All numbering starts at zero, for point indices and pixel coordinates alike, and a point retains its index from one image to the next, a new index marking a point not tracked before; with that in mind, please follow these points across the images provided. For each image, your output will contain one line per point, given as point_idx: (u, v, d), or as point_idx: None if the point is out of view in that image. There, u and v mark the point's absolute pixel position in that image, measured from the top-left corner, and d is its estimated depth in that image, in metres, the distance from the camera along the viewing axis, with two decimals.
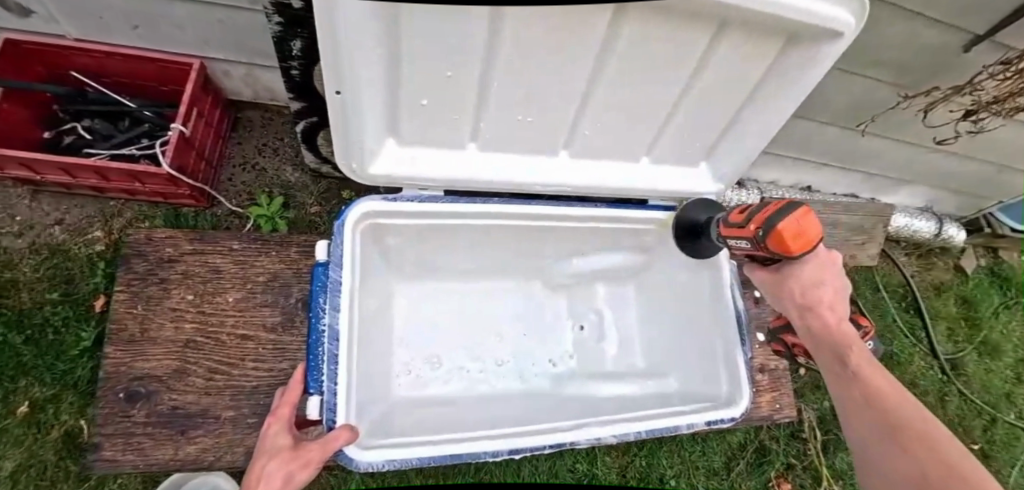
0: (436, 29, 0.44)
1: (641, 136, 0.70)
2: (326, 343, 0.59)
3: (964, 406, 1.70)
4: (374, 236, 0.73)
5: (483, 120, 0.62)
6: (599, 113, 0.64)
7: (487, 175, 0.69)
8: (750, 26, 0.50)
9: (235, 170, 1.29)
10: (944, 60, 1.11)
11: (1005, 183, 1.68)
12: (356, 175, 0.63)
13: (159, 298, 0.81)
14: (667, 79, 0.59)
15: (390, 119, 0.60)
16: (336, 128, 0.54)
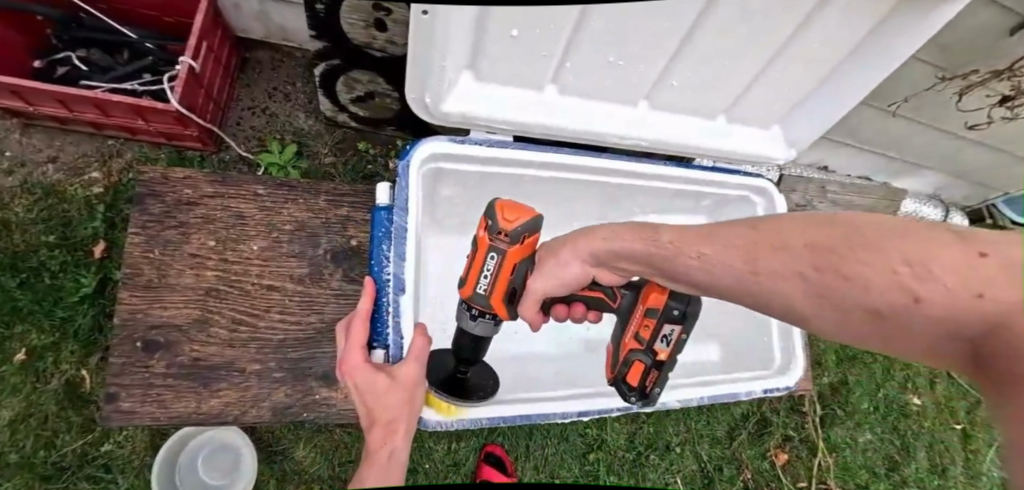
0: None
1: (721, 87, 0.70)
2: (390, 292, 0.56)
3: (952, 388, 1.77)
4: (428, 183, 0.69)
5: (570, 59, 0.59)
6: (701, 58, 0.62)
7: (561, 122, 0.67)
8: None
9: (245, 113, 1.21)
10: (990, 39, 1.09)
11: (1015, 173, 1.70)
12: (429, 111, 0.60)
13: (177, 243, 0.76)
14: (778, 19, 0.58)
15: (472, 51, 0.56)
16: (418, 52, 0.51)
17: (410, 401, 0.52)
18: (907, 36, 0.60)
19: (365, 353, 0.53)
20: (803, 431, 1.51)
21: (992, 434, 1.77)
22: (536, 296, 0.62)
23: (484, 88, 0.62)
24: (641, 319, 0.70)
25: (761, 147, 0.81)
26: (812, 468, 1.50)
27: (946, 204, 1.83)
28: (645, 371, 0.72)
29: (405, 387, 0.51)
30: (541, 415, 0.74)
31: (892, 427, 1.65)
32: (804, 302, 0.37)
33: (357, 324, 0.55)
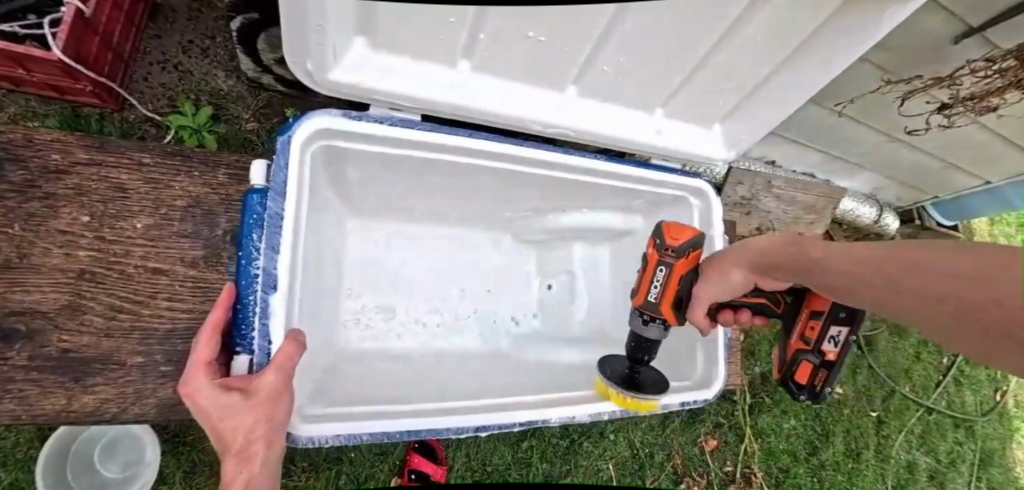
0: None
1: (655, 77, 0.65)
2: (259, 289, 0.53)
3: (871, 378, 1.90)
4: (326, 162, 0.62)
5: (481, 32, 0.52)
6: (636, 46, 0.58)
7: (475, 103, 0.61)
8: None
9: (154, 69, 1.06)
10: (933, 45, 1.10)
11: (943, 178, 1.81)
12: (319, 76, 0.53)
13: (42, 218, 0.65)
14: (714, 9, 0.53)
15: (362, 14, 0.48)
16: (288, 13, 0.42)
17: (271, 418, 0.47)
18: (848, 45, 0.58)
19: (211, 374, 0.48)
20: (733, 419, 1.58)
21: (901, 420, 1.93)
22: (705, 302, 0.65)
23: (384, 56, 0.55)
24: (806, 322, 0.75)
25: (696, 143, 0.80)
26: (739, 454, 1.57)
27: (881, 204, 1.92)
28: (813, 371, 0.77)
29: (260, 404, 0.46)
30: (429, 431, 0.62)
31: (815, 414, 1.75)
32: (924, 316, 0.35)
33: (203, 342, 0.49)
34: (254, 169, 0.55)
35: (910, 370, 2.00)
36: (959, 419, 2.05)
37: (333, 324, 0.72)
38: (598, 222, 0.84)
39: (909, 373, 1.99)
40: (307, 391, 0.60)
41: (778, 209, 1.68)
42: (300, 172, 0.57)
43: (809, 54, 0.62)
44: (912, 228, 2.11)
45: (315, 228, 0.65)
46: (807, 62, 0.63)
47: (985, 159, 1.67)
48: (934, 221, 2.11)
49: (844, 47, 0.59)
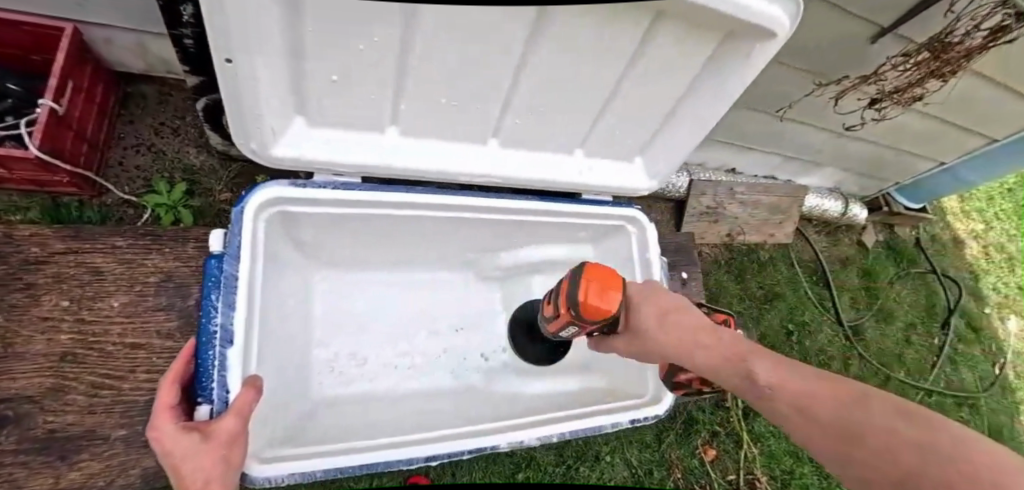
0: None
1: (574, 129, 0.63)
2: (218, 346, 0.53)
3: (864, 367, 1.93)
4: (277, 229, 0.65)
5: (403, 102, 0.53)
6: (565, 104, 0.57)
7: (395, 166, 0.59)
8: (689, 20, 0.46)
9: (128, 153, 1.14)
10: (851, 45, 1.19)
11: (899, 165, 1.90)
12: (259, 154, 0.53)
13: (24, 308, 0.69)
14: (615, 62, 0.51)
15: (295, 96, 0.49)
16: (227, 100, 0.44)
17: (227, 463, 0.47)
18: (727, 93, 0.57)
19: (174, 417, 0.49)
20: (729, 425, 1.59)
21: None
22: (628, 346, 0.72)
23: (321, 129, 0.56)
24: None
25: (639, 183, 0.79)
26: (739, 461, 1.57)
27: (845, 197, 2.00)
28: None
29: (219, 442, 0.47)
30: (384, 463, 0.62)
31: None
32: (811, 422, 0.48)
33: (166, 386, 0.51)
34: (212, 236, 0.56)
35: (901, 355, 2.03)
36: (960, 398, 2.07)
37: (305, 378, 0.75)
38: (555, 255, 0.88)
39: (901, 358, 2.02)
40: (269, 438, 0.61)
41: (743, 213, 1.76)
42: (253, 236, 0.59)
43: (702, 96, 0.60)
44: (881, 216, 2.19)
45: (279, 287, 0.70)
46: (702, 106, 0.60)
47: (934, 142, 1.74)
48: (903, 205, 2.17)
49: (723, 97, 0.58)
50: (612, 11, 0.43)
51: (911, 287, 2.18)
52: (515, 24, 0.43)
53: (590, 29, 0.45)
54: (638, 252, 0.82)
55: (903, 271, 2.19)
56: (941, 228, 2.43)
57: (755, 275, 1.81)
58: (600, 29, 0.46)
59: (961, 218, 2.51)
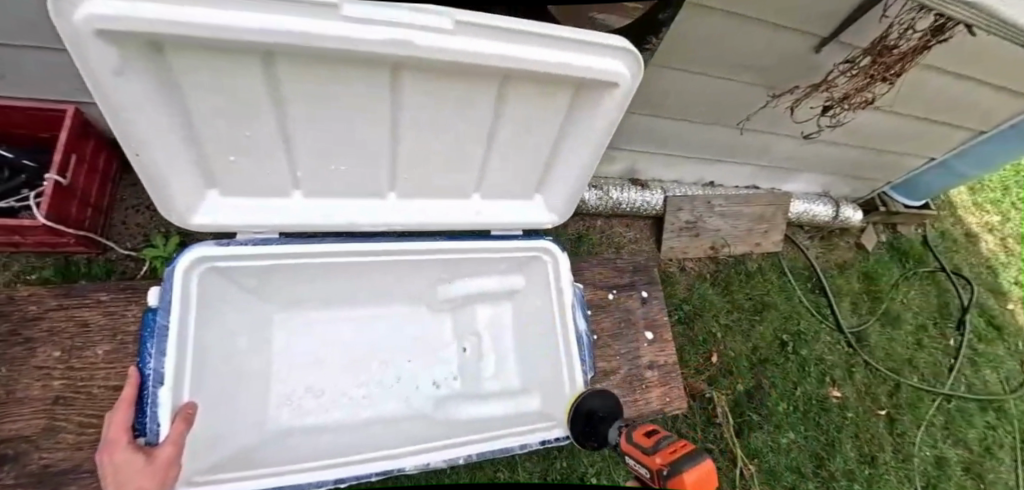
0: (219, 84, 0.47)
1: (460, 178, 0.66)
2: (150, 386, 0.60)
3: (871, 375, 1.86)
4: (214, 283, 0.72)
5: (299, 169, 0.60)
6: (453, 156, 0.62)
7: (295, 218, 0.65)
8: (528, 81, 0.53)
9: (129, 213, 1.29)
10: (795, 56, 1.21)
11: (886, 164, 1.86)
12: (183, 225, 0.61)
13: (23, 359, 0.80)
14: (477, 121, 0.57)
15: (206, 172, 0.57)
16: (148, 184, 0.52)
17: (164, 485, 0.54)
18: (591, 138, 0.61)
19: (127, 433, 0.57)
20: (722, 442, 1.57)
21: (917, 413, 1.85)
22: None
23: (238, 199, 0.64)
24: None
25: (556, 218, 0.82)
26: (735, 479, 1.54)
27: (835, 201, 1.97)
28: None
29: (157, 469, 0.54)
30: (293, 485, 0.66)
31: (814, 423, 1.71)
32: None
33: (118, 412, 0.58)
34: (151, 292, 0.64)
35: (913, 359, 1.95)
36: (984, 401, 1.95)
37: (259, 411, 0.83)
38: (484, 283, 0.92)
39: (913, 362, 1.94)
40: (203, 464, 0.67)
41: (724, 225, 1.76)
42: (183, 290, 0.66)
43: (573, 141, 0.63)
44: (880, 216, 2.13)
45: (229, 329, 0.78)
46: (575, 152, 0.64)
47: (916, 140, 1.71)
48: (899, 202, 2.13)
49: (589, 136, 0.61)
50: (445, 73, 0.50)
51: (919, 287, 2.10)
52: (372, 91, 0.50)
53: (438, 91, 0.52)
54: (553, 282, 0.85)
55: (910, 271, 2.11)
56: (952, 223, 2.34)
57: (744, 287, 1.79)
58: (450, 90, 0.52)
59: (972, 211, 2.42)
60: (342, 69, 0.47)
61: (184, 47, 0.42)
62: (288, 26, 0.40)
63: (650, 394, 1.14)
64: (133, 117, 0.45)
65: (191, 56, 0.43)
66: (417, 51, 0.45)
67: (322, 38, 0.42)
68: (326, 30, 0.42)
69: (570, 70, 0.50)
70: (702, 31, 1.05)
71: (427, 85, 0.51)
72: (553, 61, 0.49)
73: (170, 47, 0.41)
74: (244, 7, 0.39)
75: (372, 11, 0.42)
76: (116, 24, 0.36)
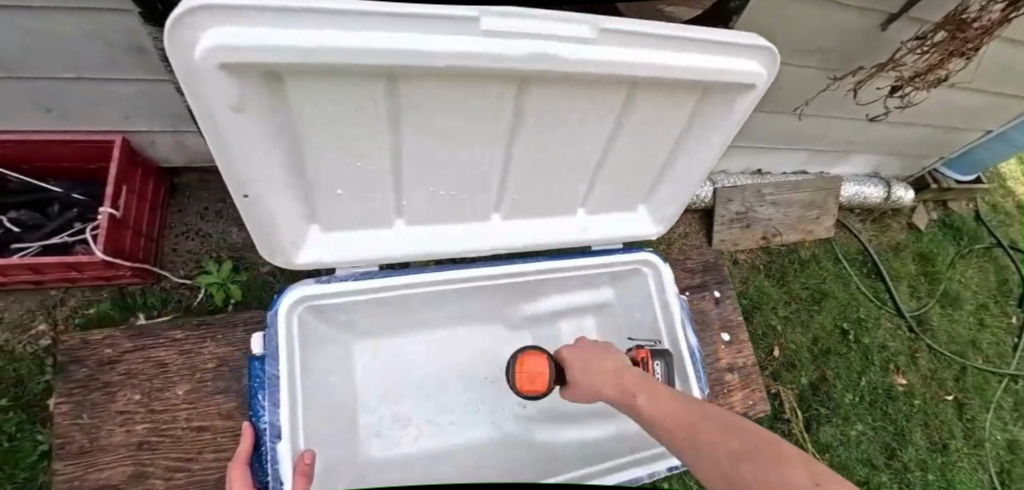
0: (332, 111, 0.42)
1: (570, 196, 0.63)
2: (268, 441, 0.59)
3: (935, 359, 1.78)
4: (309, 320, 0.71)
5: (404, 197, 0.57)
6: (559, 175, 0.58)
7: (402, 249, 0.63)
8: (659, 90, 0.48)
9: (179, 240, 1.27)
10: (862, 35, 1.14)
11: (940, 140, 1.79)
12: (287, 266, 0.60)
13: (104, 404, 0.77)
14: (598, 137, 0.53)
15: (310, 209, 0.55)
16: (252, 226, 0.50)
17: None
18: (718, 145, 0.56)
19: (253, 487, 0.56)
20: (791, 438, 1.52)
21: (985, 397, 1.78)
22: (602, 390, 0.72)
23: (339, 235, 0.62)
24: None
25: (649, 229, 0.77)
26: None
27: (886, 181, 1.90)
28: None
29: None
30: None
31: (881, 413, 1.65)
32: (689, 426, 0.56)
33: (235, 472, 0.57)
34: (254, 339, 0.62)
35: (976, 340, 1.87)
36: None
37: (354, 445, 0.80)
38: (577, 299, 0.88)
39: (977, 343, 1.87)
40: None
41: (776, 213, 1.70)
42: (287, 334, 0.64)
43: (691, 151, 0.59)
44: (931, 194, 2.06)
45: (324, 363, 0.76)
46: (691, 163, 0.59)
47: (975, 112, 1.63)
48: (952, 179, 2.04)
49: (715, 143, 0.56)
50: (577, 85, 0.44)
51: (977, 265, 2.02)
52: (496, 111, 0.46)
53: (561, 109, 0.47)
54: (657, 294, 0.81)
55: (966, 249, 2.04)
56: (1002, 195, 2.25)
57: (800, 276, 1.74)
58: (573, 109, 0.48)
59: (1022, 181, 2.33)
60: (465, 88, 0.42)
61: (304, 78, 0.38)
62: (418, 46, 0.36)
63: (732, 398, 1.09)
64: (243, 159, 0.42)
65: (310, 88, 0.39)
66: (558, 64, 0.40)
67: (453, 56, 0.37)
68: (458, 49, 0.37)
69: (707, 74, 0.46)
70: (769, 18, 1.00)
71: (551, 103, 0.46)
72: (691, 66, 0.44)
73: (290, 80, 0.38)
74: (369, 29, 0.34)
75: (511, 25, 0.37)
76: (243, 58, 0.33)
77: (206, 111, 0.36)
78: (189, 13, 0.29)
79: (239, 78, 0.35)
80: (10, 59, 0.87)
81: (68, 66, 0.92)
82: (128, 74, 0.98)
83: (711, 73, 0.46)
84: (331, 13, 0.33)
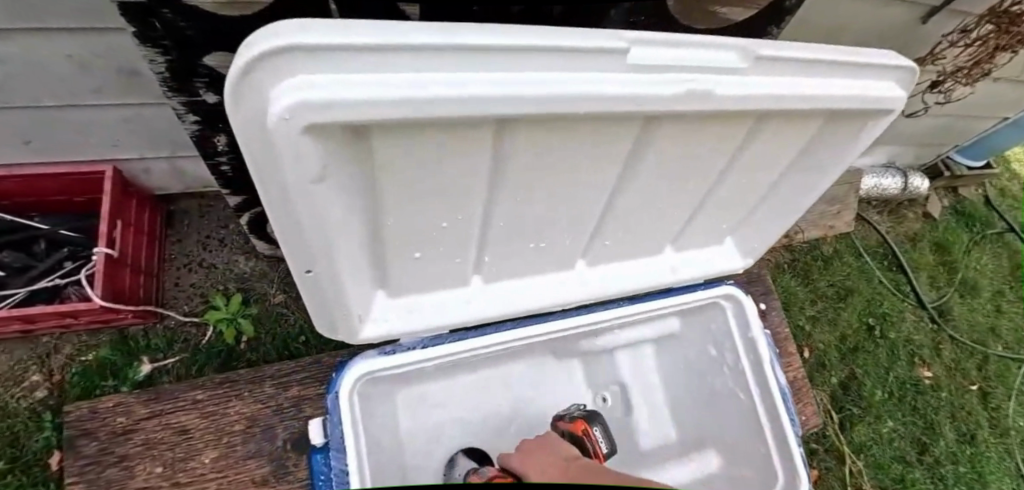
0: (429, 173, 0.37)
1: (663, 231, 0.64)
2: None
3: (957, 349, 1.77)
4: (367, 387, 0.70)
5: (487, 254, 0.56)
6: (634, 207, 0.54)
7: (480, 307, 0.65)
8: (788, 120, 0.45)
9: (181, 272, 1.17)
10: (902, 30, 1.08)
11: (958, 128, 1.76)
12: (350, 341, 0.59)
13: (121, 481, 0.73)
14: (704, 178, 0.52)
15: (380, 274, 0.53)
16: (309, 303, 0.47)
17: None
18: (825, 167, 0.56)
19: None
20: (827, 441, 1.49)
21: (1008, 385, 1.77)
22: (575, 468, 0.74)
23: (404, 299, 0.61)
24: None
25: (712, 259, 0.75)
26: (846, 478, 1.45)
27: (903, 171, 1.88)
28: None
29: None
30: None
31: (911, 408, 1.62)
32: None
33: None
34: (311, 427, 0.63)
35: (995, 327, 1.87)
36: None
37: None
38: (643, 332, 0.91)
39: (996, 330, 1.86)
40: None
41: None
42: (350, 413, 0.62)
43: (800, 179, 0.59)
44: (943, 182, 2.05)
45: (377, 420, 0.75)
46: (799, 185, 0.60)
47: (994, 100, 1.60)
48: (964, 166, 2.03)
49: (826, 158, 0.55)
50: (708, 124, 0.42)
51: (990, 251, 2.02)
52: (611, 161, 0.43)
53: (661, 142, 0.42)
54: (741, 333, 0.84)
55: (979, 235, 2.03)
56: (1008, 179, 2.26)
57: (824, 274, 1.72)
58: (668, 144, 0.43)
59: None
60: (566, 130, 0.37)
61: (392, 131, 0.30)
62: (531, 82, 0.30)
63: None
64: (310, 228, 0.35)
65: (396, 142, 0.32)
66: (705, 98, 0.37)
67: (570, 95, 0.32)
68: (574, 85, 0.31)
69: (839, 98, 0.43)
70: (816, 17, 0.93)
71: (649, 138, 0.42)
72: (802, 91, 0.40)
73: (375, 133, 0.30)
74: (489, 64, 0.28)
75: (655, 58, 0.33)
76: (327, 118, 0.25)
77: (271, 177, 0.29)
78: (269, 60, 0.22)
79: (328, 144, 0.29)
80: None
81: (47, 93, 0.82)
82: (114, 100, 0.87)
83: (847, 95, 0.43)
84: (440, 50, 0.26)
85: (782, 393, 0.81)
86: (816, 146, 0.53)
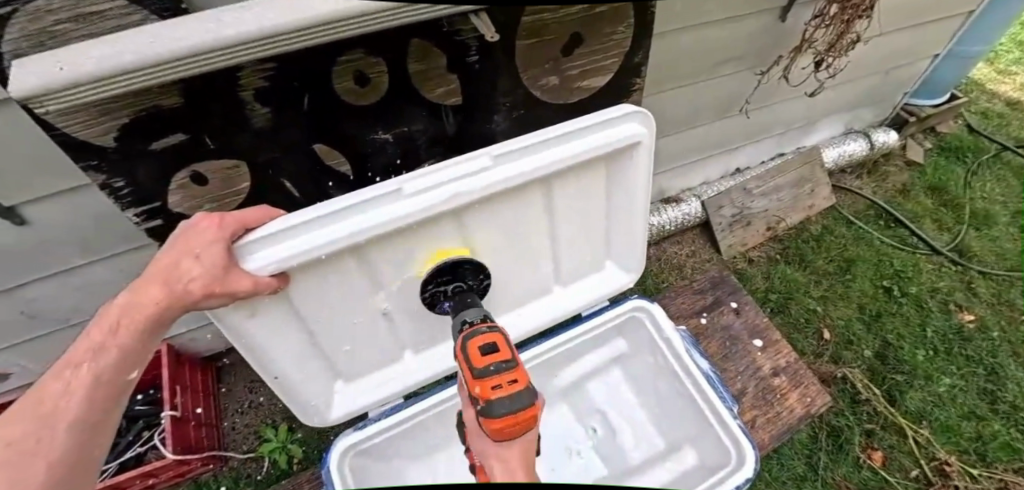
0: (320, 296, 0.62)
1: (539, 273, 0.82)
2: None
3: (993, 283, 1.69)
4: (364, 467, 0.86)
5: (404, 330, 0.76)
6: (493, 266, 0.74)
7: (419, 374, 0.85)
8: (552, 179, 0.65)
9: (236, 416, 1.38)
10: (764, 32, 1.24)
11: (897, 79, 1.84)
12: (323, 423, 0.80)
13: None
14: (526, 241, 0.74)
15: (331, 369, 0.76)
16: (281, 392, 0.71)
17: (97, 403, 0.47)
18: (621, 195, 0.74)
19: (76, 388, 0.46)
20: (880, 417, 1.42)
21: None
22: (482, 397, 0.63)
23: (358, 383, 0.82)
24: None
25: (602, 282, 0.92)
26: (914, 451, 1.36)
27: (864, 133, 1.94)
28: None
29: (77, 458, 0.45)
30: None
31: (962, 358, 1.54)
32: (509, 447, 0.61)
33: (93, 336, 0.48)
34: None
35: None
36: None
37: None
38: (587, 364, 1.09)
39: None
40: None
41: (768, 202, 1.75)
42: (341, 479, 0.79)
43: (619, 210, 0.77)
44: (914, 127, 2.06)
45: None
46: (620, 214, 0.78)
47: (914, 47, 1.69)
48: (926, 107, 2.06)
49: (619, 190, 0.73)
50: (490, 207, 0.64)
51: (994, 177, 1.97)
52: (442, 252, 0.67)
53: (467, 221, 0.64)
54: (657, 334, 0.99)
55: (975, 165, 1.99)
56: (987, 100, 2.24)
57: (819, 253, 1.74)
58: (470, 225, 0.65)
59: (1001, 80, 2.33)
60: (392, 240, 0.61)
61: (306, 266, 0.57)
62: (369, 217, 0.55)
63: (787, 400, 1.07)
64: (253, 347, 0.61)
65: (305, 272, 0.58)
66: (480, 188, 0.58)
67: (394, 216, 0.55)
68: (395, 208, 0.55)
69: (580, 153, 0.62)
70: (672, 58, 1.15)
71: (456, 225, 0.64)
72: (549, 160, 0.60)
73: (296, 272, 0.57)
74: (349, 217, 0.54)
75: (435, 179, 0.56)
76: (278, 264, 0.53)
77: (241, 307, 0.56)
78: (244, 246, 0.51)
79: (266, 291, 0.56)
80: (70, 310, 1.06)
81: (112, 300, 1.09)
82: None
83: (595, 147, 0.62)
84: (318, 218, 0.53)
85: (706, 374, 0.93)
86: (608, 182, 0.72)
